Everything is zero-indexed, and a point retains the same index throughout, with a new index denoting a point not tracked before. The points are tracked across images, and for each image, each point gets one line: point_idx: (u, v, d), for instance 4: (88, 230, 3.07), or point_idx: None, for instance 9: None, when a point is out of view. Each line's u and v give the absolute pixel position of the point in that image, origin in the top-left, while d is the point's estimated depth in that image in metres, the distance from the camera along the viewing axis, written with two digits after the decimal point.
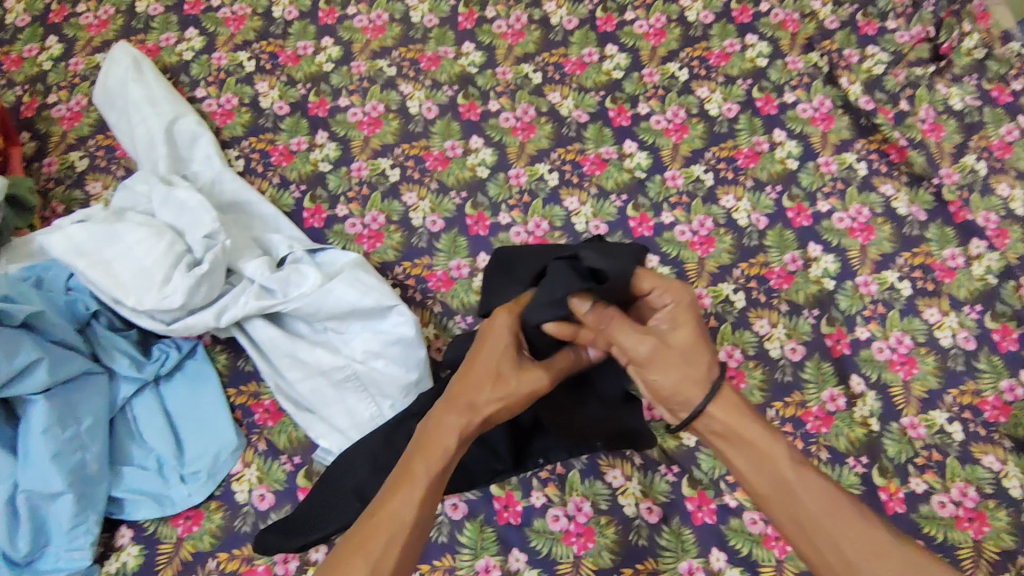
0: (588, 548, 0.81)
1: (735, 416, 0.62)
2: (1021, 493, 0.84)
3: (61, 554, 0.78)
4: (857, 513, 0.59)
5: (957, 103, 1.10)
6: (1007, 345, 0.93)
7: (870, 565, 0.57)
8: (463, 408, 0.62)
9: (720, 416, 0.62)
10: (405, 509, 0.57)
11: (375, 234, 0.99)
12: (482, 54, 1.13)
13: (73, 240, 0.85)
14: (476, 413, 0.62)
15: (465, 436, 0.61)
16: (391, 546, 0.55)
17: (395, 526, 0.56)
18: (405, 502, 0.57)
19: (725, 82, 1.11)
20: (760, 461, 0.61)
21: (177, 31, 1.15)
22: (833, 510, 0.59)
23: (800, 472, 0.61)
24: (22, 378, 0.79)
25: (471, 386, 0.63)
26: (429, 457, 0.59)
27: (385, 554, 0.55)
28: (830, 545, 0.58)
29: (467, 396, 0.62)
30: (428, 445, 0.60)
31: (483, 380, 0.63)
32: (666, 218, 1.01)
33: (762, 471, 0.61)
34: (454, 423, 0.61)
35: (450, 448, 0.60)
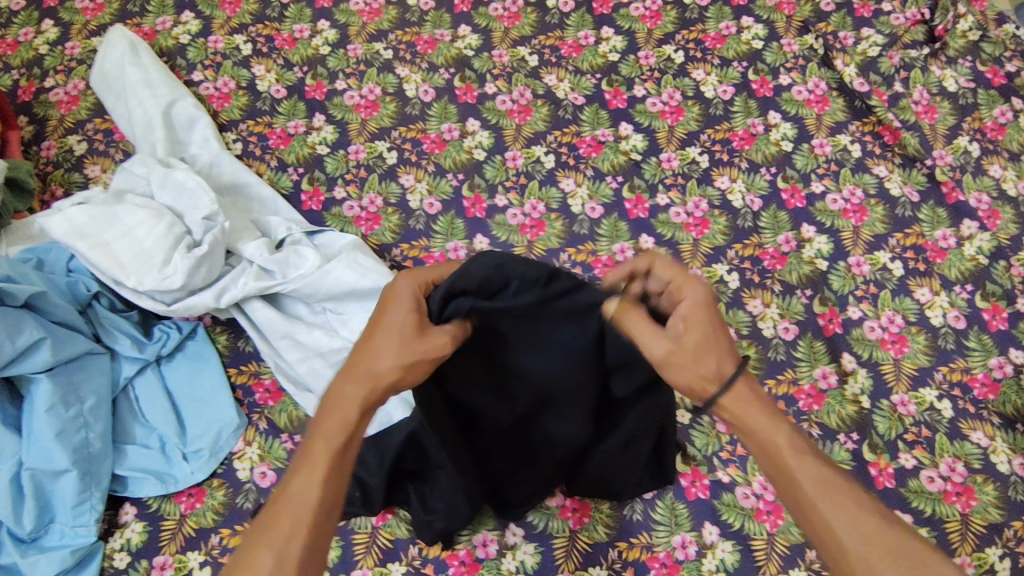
0: (583, 522, 0.83)
1: (748, 405, 0.56)
2: (1009, 468, 0.86)
3: (67, 531, 0.80)
4: (861, 502, 0.53)
5: (951, 85, 1.10)
6: (996, 323, 0.94)
7: (872, 559, 0.50)
8: (363, 377, 0.55)
9: (737, 406, 0.57)
10: (305, 492, 0.51)
11: (372, 216, 1.00)
12: (479, 37, 1.13)
13: (73, 222, 0.86)
14: (376, 374, 0.55)
15: (368, 407, 0.55)
16: (291, 550, 0.49)
17: (296, 513, 0.51)
18: (303, 484, 0.52)
19: (721, 64, 1.11)
20: (766, 455, 0.56)
21: (173, 15, 1.15)
22: (868, 536, 0.51)
23: (805, 464, 0.54)
24: (25, 357, 0.80)
25: (365, 350, 0.56)
26: (325, 435, 0.53)
27: (289, 538, 0.50)
28: (828, 533, 0.52)
29: (367, 365, 0.55)
30: (325, 422, 0.54)
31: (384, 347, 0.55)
32: (661, 200, 1.01)
33: (777, 475, 0.56)
34: (353, 394, 0.54)
35: (350, 421, 0.54)
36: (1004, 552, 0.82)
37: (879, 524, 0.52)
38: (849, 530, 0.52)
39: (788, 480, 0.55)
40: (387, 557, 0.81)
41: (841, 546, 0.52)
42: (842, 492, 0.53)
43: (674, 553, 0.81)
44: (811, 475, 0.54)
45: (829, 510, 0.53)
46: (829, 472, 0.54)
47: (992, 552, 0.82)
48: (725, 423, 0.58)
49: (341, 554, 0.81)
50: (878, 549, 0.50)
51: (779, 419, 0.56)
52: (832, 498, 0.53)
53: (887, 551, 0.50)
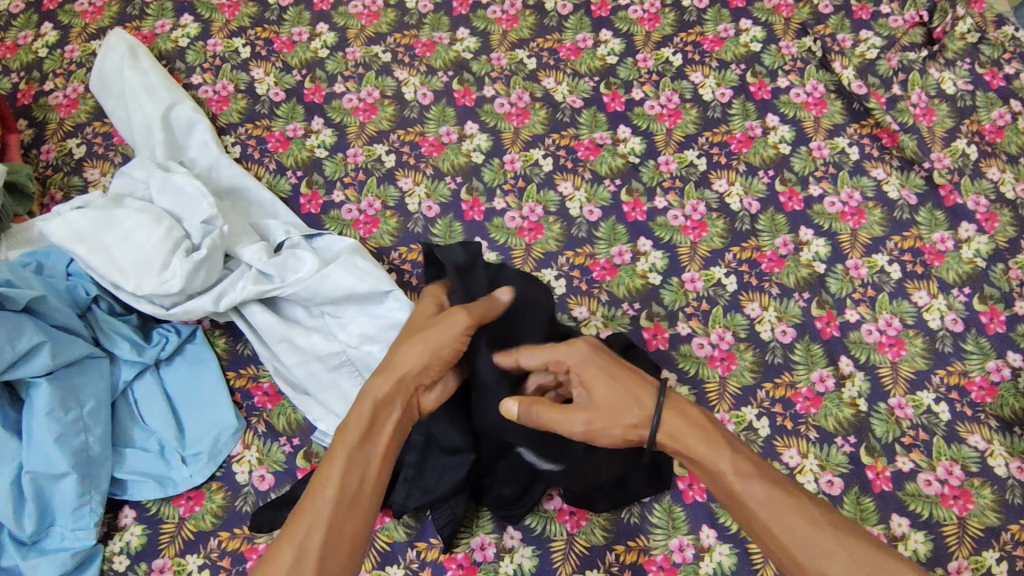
0: (581, 525, 0.83)
1: (689, 434, 0.63)
2: (1006, 471, 0.86)
3: (67, 534, 0.81)
4: (805, 512, 0.59)
5: (949, 87, 1.10)
6: (994, 326, 0.94)
7: (819, 565, 0.57)
8: (387, 374, 0.66)
9: (681, 439, 0.63)
10: (326, 479, 0.60)
11: (371, 219, 1.00)
12: (477, 39, 1.13)
13: (73, 226, 0.86)
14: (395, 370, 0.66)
15: (382, 402, 0.65)
16: (312, 533, 0.58)
17: (319, 499, 0.59)
18: (326, 478, 0.61)
19: (719, 66, 1.11)
20: (715, 481, 0.62)
21: (172, 18, 1.15)
22: (812, 546, 0.58)
23: (751, 488, 0.60)
24: (25, 361, 0.80)
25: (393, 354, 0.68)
26: (346, 431, 0.63)
27: (310, 529, 0.58)
28: (780, 548, 0.59)
29: (395, 365, 0.67)
30: (349, 420, 0.64)
31: (411, 351, 0.67)
32: (659, 203, 1.02)
33: (730, 499, 0.62)
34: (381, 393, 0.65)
35: (365, 417, 0.63)
36: (1001, 555, 0.82)
37: (824, 533, 0.58)
38: (798, 542, 0.58)
39: (739, 503, 0.61)
40: (385, 560, 0.82)
41: (795, 559, 0.58)
42: (788, 506, 0.59)
43: (671, 556, 0.82)
44: (758, 497, 0.60)
45: (779, 526, 0.59)
46: (772, 491, 0.60)
47: (989, 555, 0.82)
48: (676, 454, 0.65)
49: None
50: (827, 557, 0.57)
51: (721, 446, 0.62)
52: (779, 515, 0.59)
53: (835, 557, 0.57)
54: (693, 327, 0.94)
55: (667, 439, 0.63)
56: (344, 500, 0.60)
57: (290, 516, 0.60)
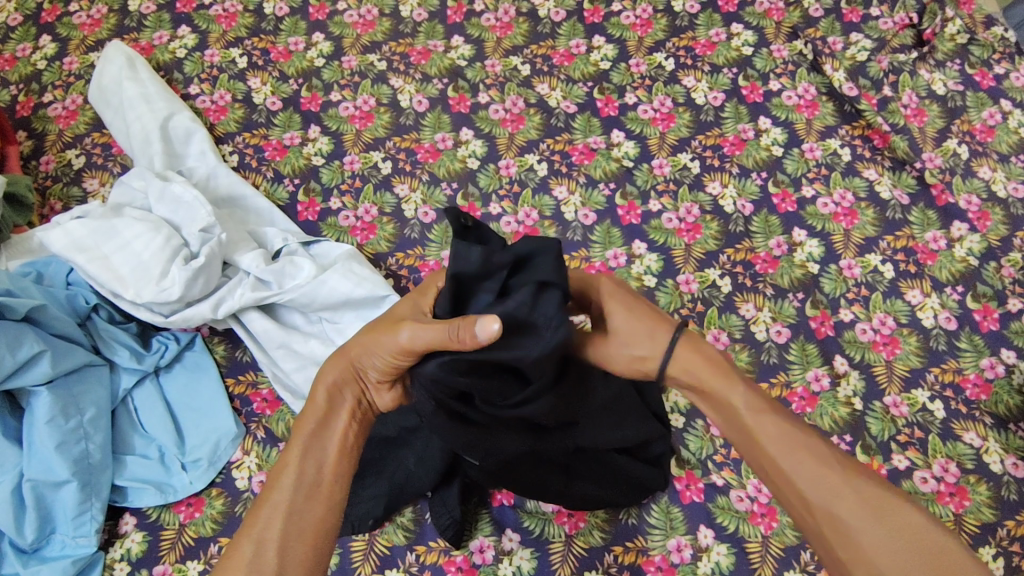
0: (579, 527, 0.83)
1: (697, 365, 0.59)
2: (1002, 468, 0.86)
3: (68, 541, 0.81)
4: (815, 451, 0.54)
5: (939, 88, 1.11)
6: (988, 324, 0.95)
7: (829, 507, 0.52)
8: (341, 364, 0.62)
9: (689, 368, 0.59)
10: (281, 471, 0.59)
11: (368, 226, 1.01)
12: (471, 47, 1.14)
13: (72, 236, 0.87)
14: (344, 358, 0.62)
15: (335, 391, 0.63)
16: (270, 520, 0.57)
17: (277, 491, 0.58)
18: (282, 469, 0.60)
19: (711, 70, 1.13)
20: (725, 416, 0.58)
21: (170, 29, 1.17)
22: (821, 485, 0.53)
23: (762, 421, 0.56)
24: (25, 370, 0.81)
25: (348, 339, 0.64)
26: (305, 417, 0.62)
27: (267, 520, 0.57)
28: (789, 488, 0.55)
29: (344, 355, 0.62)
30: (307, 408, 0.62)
31: (361, 345, 0.61)
32: (653, 206, 1.02)
33: (740, 434, 0.58)
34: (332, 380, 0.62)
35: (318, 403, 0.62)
36: (998, 552, 0.82)
37: (836, 474, 0.53)
38: (808, 479, 0.53)
39: (750, 439, 0.57)
40: (384, 564, 0.82)
41: (805, 500, 0.54)
42: (798, 444, 0.55)
43: (669, 556, 0.82)
44: (767, 431, 0.56)
45: (788, 465, 0.55)
46: (784, 428, 0.55)
47: (985, 551, 0.82)
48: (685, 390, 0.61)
49: (339, 561, 0.82)
50: (836, 499, 0.52)
51: (733, 377, 0.58)
52: (789, 451, 0.55)
53: (847, 498, 0.52)
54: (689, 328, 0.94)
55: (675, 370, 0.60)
56: (302, 492, 0.59)
57: (247, 513, 0.59)
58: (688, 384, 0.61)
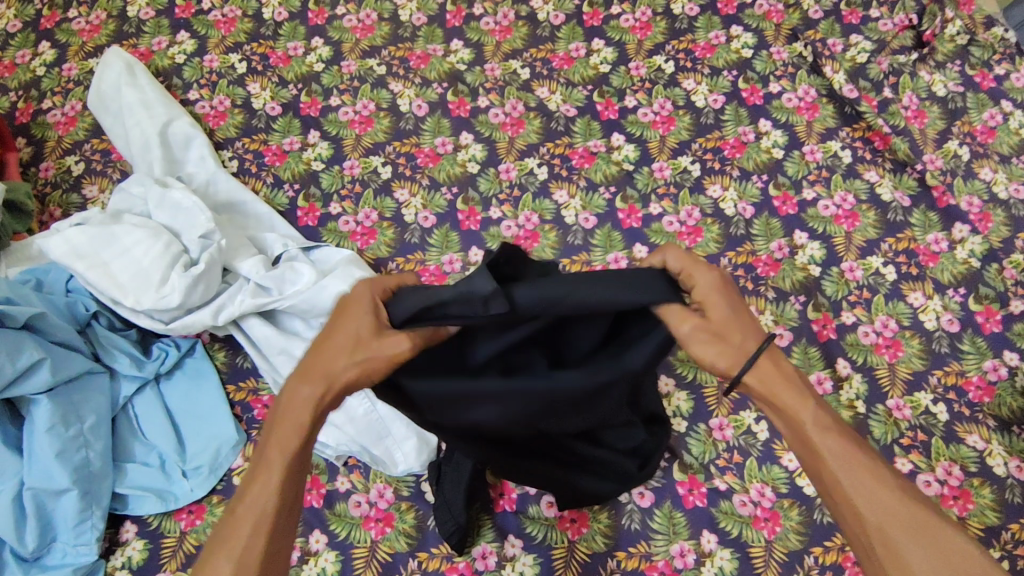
0: (581, 532, 0.83)
1: (772, 376, 0.56)
2: (1006, 470, 0.86)
3: (68, 550, 0.81)
4: (881, 476, 0.52)
5: (940, 90, 1.11)
6: (990, 326, 0.95)
7: (888, 531, 0.51)
8: (316, 382, 0.55)
9: (765, 380, 0.56)
10: (262, 496, 0.53)
11: (368, 231, 1.01)
12: (471, 51, 1.14)
13: (71, 243, 0.87)
14: (330, 379, 0.55)
15: (321, 410, 0.55)
16: (253, 541, 0.52)
17: (256, 512, 0.52)
18: (261, 491, 0.53)
19: (711, 73, 1.12)
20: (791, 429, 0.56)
21: (169, 35, 1.16)
22: (883, 509, 0.51)
23: (832, 441, 0.54)
24: (25, 378, 0.80)
25: (325, 352, 0.56)
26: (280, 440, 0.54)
27: (248, 543, 0.52)
28: (848, 507, 0.53)
29: (319, 366, 0.55)
30: (279, 426, 0.55)
31: (337, 352, 0.55)
32: (654, 210, 1.02)
33: (802, 446, 0.56)
34: (311, 397, 0.55)
35: (305, 425, 0.54)
36: (1003, 555, 0.82)
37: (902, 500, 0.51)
38: (870, 501, 0.52)
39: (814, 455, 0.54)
40: (386, 571, 0.82)
41: (861, 520, 0.52)
42: (864, 465, 0.53)
43: (672, 561, 0.82)
44: (835, 451, 0.53)
45: (850, 485, 0.53)
46: (852, 449, 0.53)
47: (990, 555, 0.82)
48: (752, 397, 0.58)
49: (341, 569, 0.82)
50: (897, 524, 0.51)
51: (805, 394, 0.55)
52: (853, 471, 0.53)
53: (907, 524, 0.50)
54: None
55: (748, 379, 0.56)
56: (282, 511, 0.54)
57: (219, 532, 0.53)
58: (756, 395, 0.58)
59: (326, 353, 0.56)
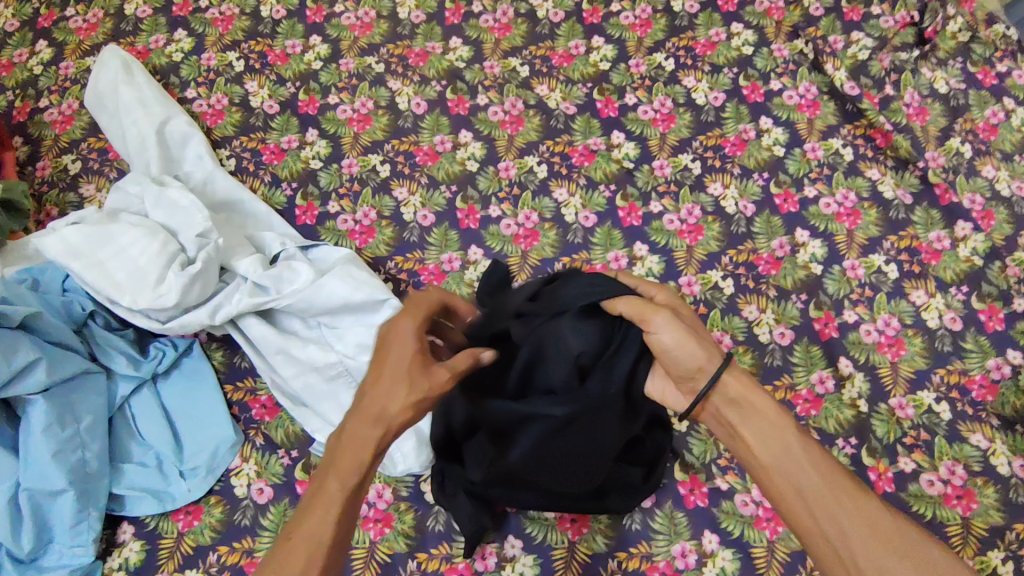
0: (582, 533, 0.82)
1: (749, 391, 0.63)
2: (1009, 470, 0.85)
3: (65, 551, 0.80)
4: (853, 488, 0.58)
5: (942, 87, 1.10)
6: (993, 324, 0.94)
7: (866, 540, 0.56)
8: (374, 421, 0.59)
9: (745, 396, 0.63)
10: (320, 530, 0.56)
11: (367, 229, 1.00)
12: (470, 48, 1.14)
13: (68, 242, 0.86)
14: (383, 419, 0.59)
15: (377, 449, 0.60)
16: (310, 570, 0.55)
17: (311, 547, 0.56)
18: (318, 525, 0.57)
19: (711, 70, 1.12)
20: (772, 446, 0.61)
21: (166, 33, 1.16)
22: (862, 519, 0.57)
23: (811, 453, 0.60)
24: (21, 378, 0.80)
25: (378, 391, 0.60)
26: (342, 474, 0.58)
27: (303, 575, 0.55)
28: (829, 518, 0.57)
29: (376, 406, 0.60)
30: (341, 461, 0.59)
31: (392, 387, 0.60)
32: (655, 207, 1.02)
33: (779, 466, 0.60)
34: (368, 435, 0.59)
35: (363, 464, 0.58)
36: (1007, 556, 0.81)
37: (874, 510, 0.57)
38: (850, 517, 0.57)
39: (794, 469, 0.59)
40: (385, 572, 0.81)
41: (844, 530, 0.56)
42: (840, 477, 0.59)
43: (673, 561, 0.81)
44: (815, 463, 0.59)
45: (832, 498, 0.58)
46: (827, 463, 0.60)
47: (994, 555, 0.81)
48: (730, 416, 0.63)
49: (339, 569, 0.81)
50: (874, 539, 0.56)
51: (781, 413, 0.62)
52: (833, 482, 0.58)
53: (883, 533, 0.56)
54: None
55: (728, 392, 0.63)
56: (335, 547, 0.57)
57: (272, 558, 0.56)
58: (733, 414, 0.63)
59: (376, 392, 0.60)
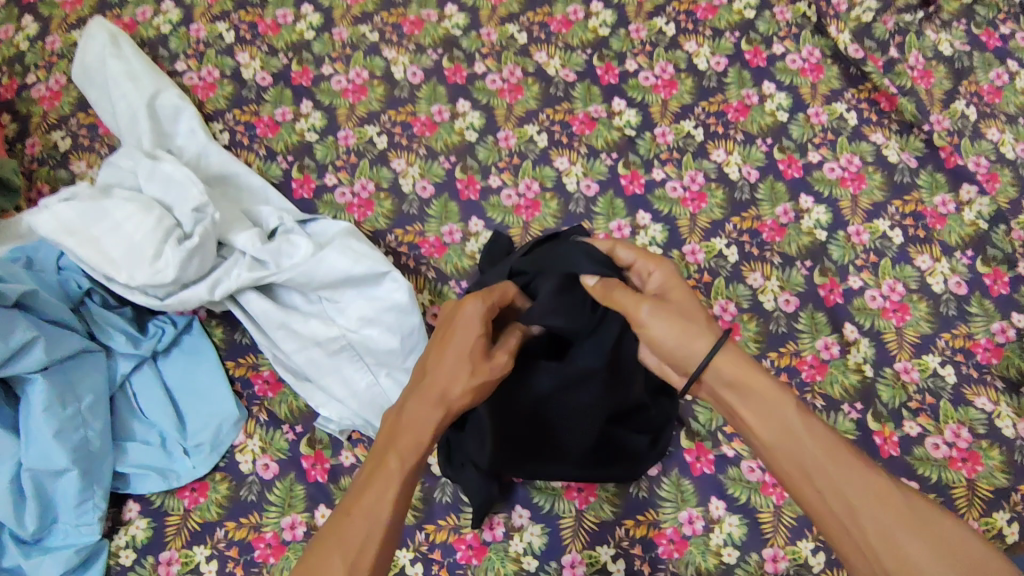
0: (589, 501, 0.83)
1: (744, 368, 0.62)
2: (1014, 432, 0.86)
3: (71, 530, 0.80)
4: (854, 457, 0.58)
5: (946, 49, 1.08)
6: (998, 288, 0.94)
7: (870, 509, 0.56)
8: (437, 402, 0.63)
9: (738, 372, 0.62)
10: (383, 507, 0.58)
11: (365, 202, 0.99)
12: (466, 15, 1.11)
13: (60, 218, 0.84)
14: (445, 400, 0.64)
15: (437, 431, 0.63)
16: (370, 544, 0.57)
17: (372, 524, 0.57)
18: (380, 501, 0.59)
19: (713, 35, 1.10)
20: (769, 420, 0.61)
21: (153, 4, 1.13)
22: (867, 489, 0.56)
23: (809, 425, 0.60)
24: (19, 357, 0.79)
25: (439, 373, 0.64)
26: (404, 453, 0.61)
27: (366, 551, 0.56)
28: (831, 490, 0.57)
29: (439, 387, 0.64)
30: (401, 440, 0.62)
31: (458, 370, 0.64)
32: (657, 175, 1.00)
33: (780, 440, 0.60)
34: (430, 416, 0.63)
35: (425, 444, 0.62)
36: (1012, 516, 0.82)
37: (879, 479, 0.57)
38: (853, 486, 0.57)
39: (793, 445, 0.59)
40: None
41: (848, 501, 0.56)
42: (840, 449, 0.59)
43: (681, 528, 0.81)
44: (815, 438, 0.59)
45: (835, 471, 0.57)
46: (828, 435, 0.59)
47: (1000, 516, 0.82)
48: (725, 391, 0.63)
49: None
50: (881, 507, 0.55)
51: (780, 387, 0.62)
52: (834, 456, 0.58)
53: (892, 503, 0.56)
54: None
55: (722, 366, 0.62)
56: (393, 527, 0.59)
57: (333, 528, 0.57)
58: (729, 391, 0.63)
59: (437, 371, 0.65)
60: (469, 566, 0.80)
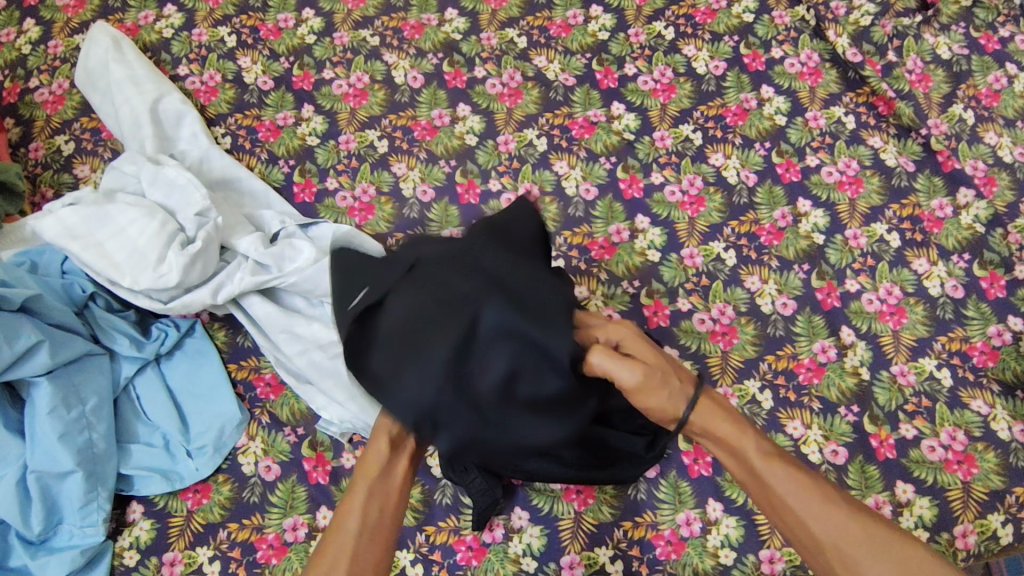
0: (588, 503, 0.83)
1: (711, 415, 0.65)
2: (1009, 435, 0.86)
3: (75, 532, 0.81)
4: (824, 496, 0.60)
5: (944, 52, 1.09)
6: (995, 291, 0.94)
7: (838, 544, 0.59)
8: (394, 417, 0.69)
9: (708, 425, 0.65)
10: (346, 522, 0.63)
11: (366, 206, 1.00)
12: (466, 20, 1.12)
13: (66, 223, 0.86)
14: None
15: (395, 442, 0.68)
16: (341, 552, 0.62)
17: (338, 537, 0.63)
18: (346, 518, 0.64)
19: (712, 39, 1.10)
20: (737, 459, 0.64)
21: (156, 8, 1.13)
22: (836, 529, 0.59)
23: (774, 469, 0.62)
24: (24, 361, 0.80)
25: None
26: (363, 471, 0.66)
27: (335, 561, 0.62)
28: (800, 526, 0.60)
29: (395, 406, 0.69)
30: (363, 462, 0.67)
31: None
32: (656, 179, 1.01)
33: (749, 479, 0.64)
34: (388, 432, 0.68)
35: (382, 457, 0.67)
36: (1006, 518, 0.82)
37: (847, 516, 0.59)
38: (821, 525, 0.59)
39: (762, 485, 0.63)
40: (394, 545, 0.82)
41: (816, 539, 0.59)
42: (811, 489, 0.61)
43: (679, 530, 0.82)
44: (782, 482, 0.61)
45: (799, 507, 0.60)
46: (797, 477, 0.61)
47: (994, 518, 0.82)
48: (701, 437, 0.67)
49: None
50: (847, 541, 0.58)
51: (747, 428, 0.64)
52: (800, 493, 0.60)
53: (857, 536, 0.58)
54: (694, 303, 0.93)
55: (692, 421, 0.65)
56: (363, 536, 0.63)
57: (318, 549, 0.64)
58: (704, 437, 0.66)
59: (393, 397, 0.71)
60: (469, 567, 0.81)
